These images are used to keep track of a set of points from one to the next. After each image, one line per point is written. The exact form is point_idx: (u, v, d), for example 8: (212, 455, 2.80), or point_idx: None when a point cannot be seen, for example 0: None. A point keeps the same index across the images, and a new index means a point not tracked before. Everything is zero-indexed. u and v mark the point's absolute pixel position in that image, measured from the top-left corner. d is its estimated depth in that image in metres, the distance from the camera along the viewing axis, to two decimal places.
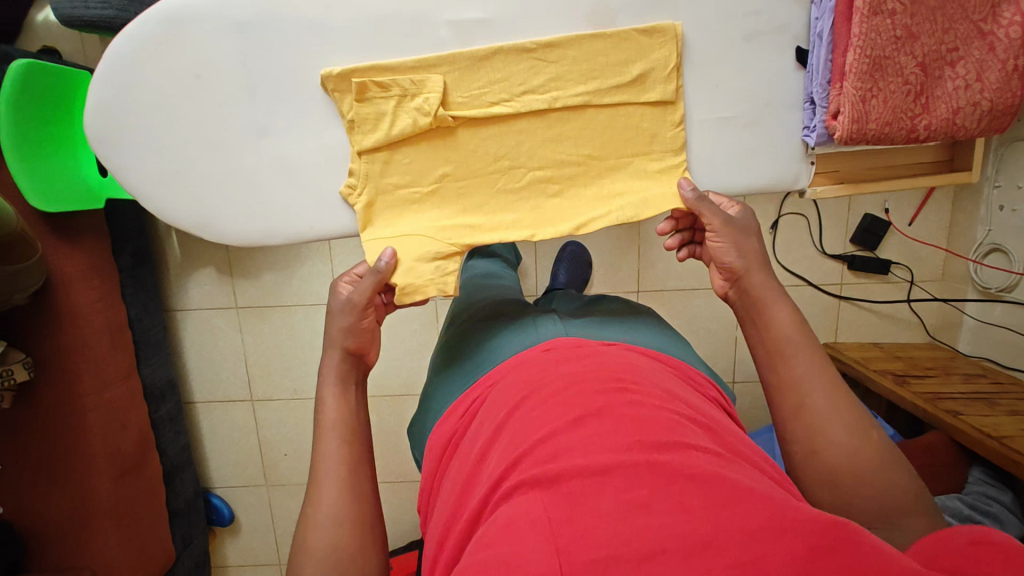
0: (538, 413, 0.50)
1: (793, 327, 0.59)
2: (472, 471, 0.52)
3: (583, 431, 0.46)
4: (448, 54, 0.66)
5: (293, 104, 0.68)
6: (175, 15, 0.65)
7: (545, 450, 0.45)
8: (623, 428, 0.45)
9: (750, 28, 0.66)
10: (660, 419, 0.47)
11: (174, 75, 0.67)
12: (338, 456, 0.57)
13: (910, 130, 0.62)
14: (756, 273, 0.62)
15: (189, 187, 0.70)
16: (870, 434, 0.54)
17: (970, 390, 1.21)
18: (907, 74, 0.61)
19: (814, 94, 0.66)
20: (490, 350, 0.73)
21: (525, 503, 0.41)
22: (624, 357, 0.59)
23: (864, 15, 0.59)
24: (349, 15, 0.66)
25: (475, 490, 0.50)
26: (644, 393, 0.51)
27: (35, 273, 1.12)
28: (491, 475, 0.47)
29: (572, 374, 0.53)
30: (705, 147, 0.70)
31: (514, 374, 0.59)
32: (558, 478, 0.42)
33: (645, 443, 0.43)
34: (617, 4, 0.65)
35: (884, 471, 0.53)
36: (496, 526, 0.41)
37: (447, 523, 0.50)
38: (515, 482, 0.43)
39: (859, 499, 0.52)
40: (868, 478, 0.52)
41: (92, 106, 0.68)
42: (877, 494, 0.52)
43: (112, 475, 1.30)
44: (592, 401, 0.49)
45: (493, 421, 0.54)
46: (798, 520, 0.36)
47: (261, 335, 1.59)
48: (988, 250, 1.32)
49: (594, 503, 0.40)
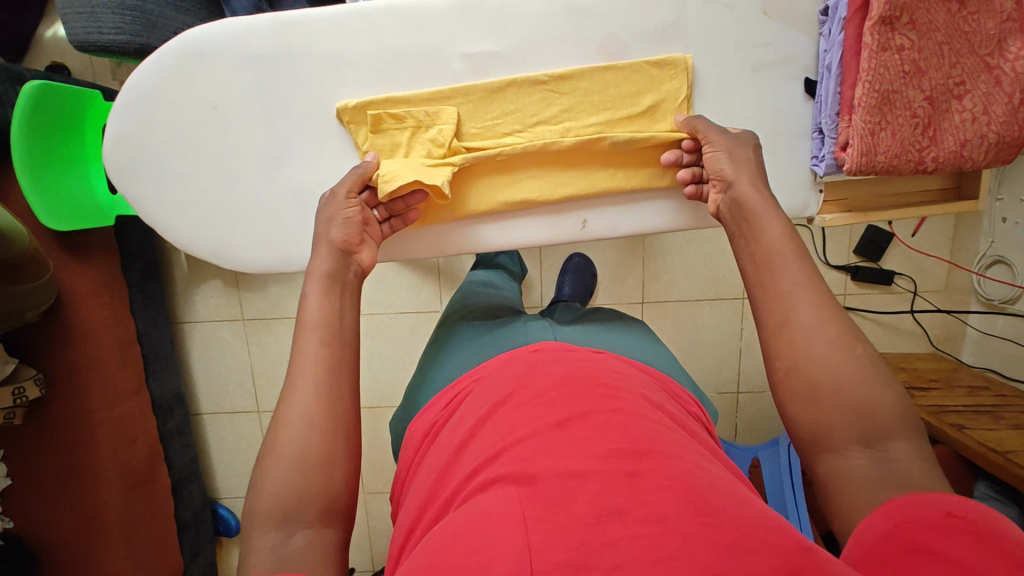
0: (520, 414, 0.51)
1: (783, 239, 0.53)
2: (449, 461, 0.53)
3: (566, 435, 0.46)
4: (462, 86, 0.67)
5: (310, 135, 0.69)
6: (194, 47, 0.66)
7: (524, 450, 0.45)
8: (605, 434, 0.45)
9: (760, 59, 0.67)
10: (642, 427, 0.47)
11: (191, 107, 0.68)
12: (317, 358, 0.51)
13: (918, 162, 0.63)
14: (744, 180, 0.58)
15: (205, 216, 0.71)
16: (857, 348, 0.46)
17: (972, 403, 1.22)
18: (914, 108, 0.62)
19: (823, 124, 0.67)
20: (480, 347, 0.77)
21: (495, 499, 0.41)
22: (612, 369, 0.59)
23: (873, 50, 0.60)
24: (366, 48, 0.67)
25: (449, 479, 0.51)
26: (628, 403, 0.51)
27: (47, 292, 1.13)
28: (466, 467, 0.48)
29: (559, 378, 0.54)
30: None
31: (500, 373, 0.61)
32: (536, 477, 0.42)
33: (625, 449, 0.43)
34: (628, 38, 0.66)
35: (869, 387, 0.44)
36: (464, 517, 0.40)
37: (418, 512, 0.51)
38: (493, 475, 0.43)
39: (832, 414, 0.44)
40: (848, 391, 0.44)
41: (111, 136, 0.69)
42: (859, 409, 0.43)
43: (122, 490, 1.30)
44: (576, 406, 0.49)
45: (476, 414, 0.56)
46: (770, 544, 0.35)
47: (268, 347, 1.60)
48: (992, 261, 1.32)
49: (570, 503, 0.39)
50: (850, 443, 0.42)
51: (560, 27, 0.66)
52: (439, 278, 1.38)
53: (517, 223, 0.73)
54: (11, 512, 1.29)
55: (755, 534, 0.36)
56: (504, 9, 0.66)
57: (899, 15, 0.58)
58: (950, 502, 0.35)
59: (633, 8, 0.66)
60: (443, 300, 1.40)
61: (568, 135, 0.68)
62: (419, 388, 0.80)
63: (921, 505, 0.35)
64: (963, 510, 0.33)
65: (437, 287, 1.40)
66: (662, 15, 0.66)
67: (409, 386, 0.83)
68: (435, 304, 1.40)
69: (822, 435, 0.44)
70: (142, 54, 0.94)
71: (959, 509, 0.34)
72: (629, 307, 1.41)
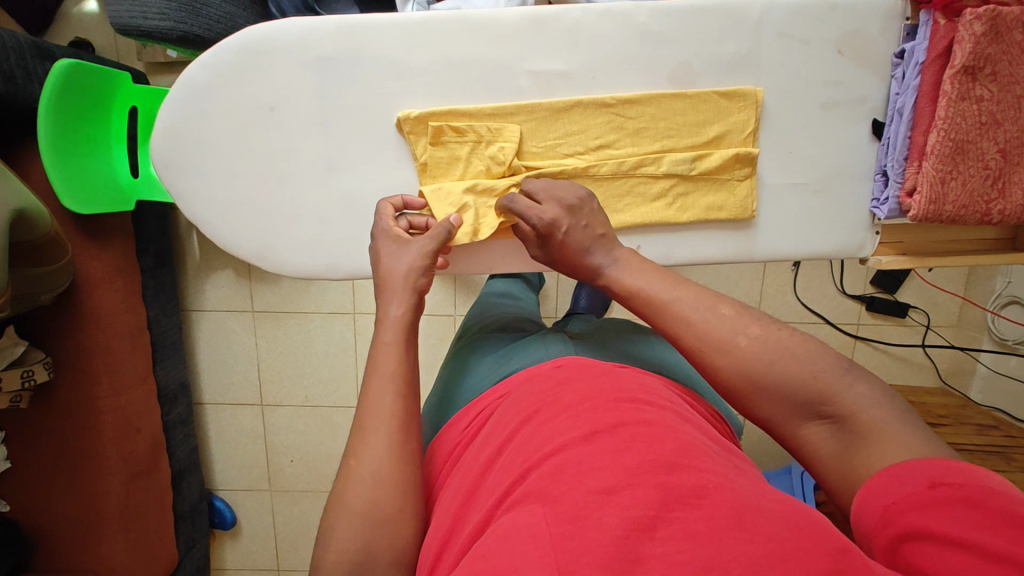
0: (548, 428, 0.49)
1: (645, 276, 0.54)
2: (477, 477, 0.50)
3: (594, 447, 0.45)
4: (527, 104, 0.66)
5: (367, 143, 0.68)
6: (254, 43, 0.64)
7: (553, 464, 0.44)
8: (634, 445, 0.44)
9: (829, 97, 0.67)
10: (675, 439, 0.45)
11: (247, 106, 0.66)
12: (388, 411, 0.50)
13: (984, 213, 0.63)
14: (567, 230, 0.59)
15: (249, 216, 0.69)
16: (752, 329, 0.47)
17: (982, 441, 1.22)
18: (987, 159, 0.61)
19: (888, 167, 0.67)
20: (503, 363, 0.71)
21: (522, 519, 0.40)
22: (639, 376, 0.57)
23: (952, 98, 0.59)
24: (429, 59, 0.65)
25: (480, 497, 0.48)
26: (659, 414, 0.49)
27: (63, 275, 1.10)
28: (498, 486, 0.46)
29: (586, 390, 0.53)
30: (774, 211, 0.70)
31: (527, 389, 0.58)
32: (562, 496, 0.41)
33: (657, 461, 0.42)
34: (699, 66, 0.66)
35: (791, 358, 0.44)
36: (491, 539, 0.40)
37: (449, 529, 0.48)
38: (523, 493, 0.43)
39: (776, 403, 0.44)
40: (780, 375, 0.44)
41: (160, 130, 0.66)
42: (794, 388, 0.43)
43: (124, 479, 1.27)
44: (603, 417, 0.48)
45: (501, 433, 0.53)
46: (805, 544, 0.35)
47: (275, 340, 1.57)
48: (1006, 302, 1.33)
49: (597, 518, 0.38)
50: (809, 418, 0.43)
51: (631, 52, 0.65)
52: (455, 283, 1.36)
53: None
54: (9, 495, 1.26)
55: (784, 539, 0.35)
56: (577, 29, 0.65)
57: (982, 65, 0.58)
58: (930, 468, 0.36)
59: (707, 37, 0.65)
60: (457, 304, 1.37)
61: (628, 161, 0.67)
62: (442, 402, 0.75)
63: (905, 476, 0.36)
64: (946, 477, 0.34)
65: (452, 291, 1.37)
66: (735, 46, 0.65)
67: (429, 401, 0.78)
68: (448, 308, 1.38)
69: (778, 420, 0.45)
70: (184, 41, 0.91)
71: (942, 475, 0.35)
72: None
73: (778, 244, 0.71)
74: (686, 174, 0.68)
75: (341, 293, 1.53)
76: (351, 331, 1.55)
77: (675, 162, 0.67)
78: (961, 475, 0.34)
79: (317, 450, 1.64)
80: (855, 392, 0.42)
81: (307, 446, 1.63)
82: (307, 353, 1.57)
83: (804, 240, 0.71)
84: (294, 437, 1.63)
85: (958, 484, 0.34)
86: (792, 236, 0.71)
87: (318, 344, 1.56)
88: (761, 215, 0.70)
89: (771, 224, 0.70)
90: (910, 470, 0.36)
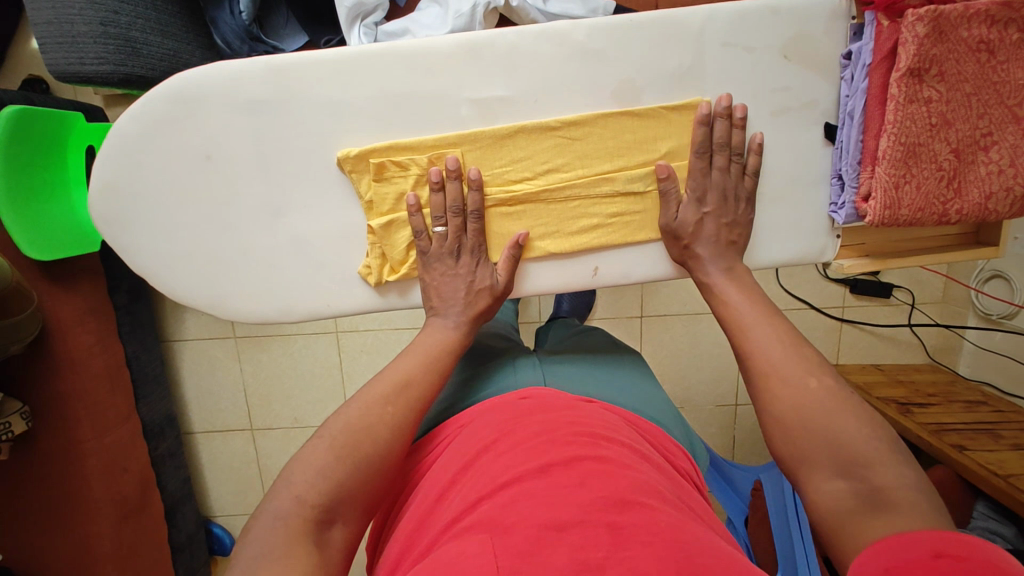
0: (504, 457, 0.48)
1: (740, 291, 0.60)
2: (429, 510, 0.49)
3: (548, 481, 0.44)
4: (470, 132, 0.64)
5: (309, 184, 0.66)
6: (183, 92, 0.63)
7: (506, 497, 0.43)
8: (587, 482, 0.43)
9: (779, 103, 0.65)
10: (629, 479, 0.44)
11: (182, 154, 0.64)
12: (315, 476, 0.47)
13: (941, 214, 0.61)
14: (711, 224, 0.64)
15: (197, 267, 0.68)
16: (826, 381, 0.50)
17: (972, 419, 1.21)
18: (941, 160, 0.60)
19: (843, 171, 0.65)
20: (469, 390, 0.71)
21: (469, 547, 0.39)
22: (602, 414, 0.56)
23: (900, 102, 0.58)
24: (367, 92, 0.63)
25: (429, 529, 0.47)
26: (617, 452, 0.49)
27: (32, 323, 1.08)
28: (446, 518, 0.45)
29: (545, 423, 0.52)
30: (770, 217, 0.68)
31: (486, 417, 0.57)
32: (512, 527, 0.39)
33: (610, 499, 0.41)
34: (643, 81, 0.64)
35: (849, 420, 0.47)
36: (437, 566, 0.38)
37: (396, 562, 0.47)
38: (472, 523, 0.41)
39: (811, 450, 0.47)
40: (822, 423, 0.47)
41: (96, 188, 0.65)
42: (834, 441, 0.46)
43: (115, 519, 1.26)
44: (560, 450, 0.47)
45: (457, 462, 0.52)
46: None
47: (260, 365, 1.56)
48: (989, 276, 1.30)
49: (545, 554, 0.37)
50: (836, 473, 0.45)
51: (573, 71, 0.63)
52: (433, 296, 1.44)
53: (547, 266, 0.70)
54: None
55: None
56: (515, 51, 0.63)
57: (928, 66, 0.57)
58: (940, 541, 0.33)
59: (649, 52, 0.63)
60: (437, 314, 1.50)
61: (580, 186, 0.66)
62: None
63: (917, 548, 0.34)
64: (950, 548, 0.32)
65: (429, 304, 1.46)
66: (679, 59, 0.63)
67: None
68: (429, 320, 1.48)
69: (806, 471, 0.47)
70: (126, 81, 0.89)
71: (946, 547, 0.32)
72: (629, 323, 1.37)
73: (761, 251, 0.69)
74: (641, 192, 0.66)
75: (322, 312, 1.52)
76: (335, 350, 1.54)
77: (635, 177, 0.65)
78: (967, 548, 0.32)
79: None
80: (896, 471, 0.43)
81: None
82: (293, 375, 1.55)
83: (766, 250, 0.69)
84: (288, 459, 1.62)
85: (962, 557, 0.31)
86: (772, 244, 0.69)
87: (303, 365, 1.55)
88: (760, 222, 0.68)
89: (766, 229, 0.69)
90: (922, 543, 0.35)
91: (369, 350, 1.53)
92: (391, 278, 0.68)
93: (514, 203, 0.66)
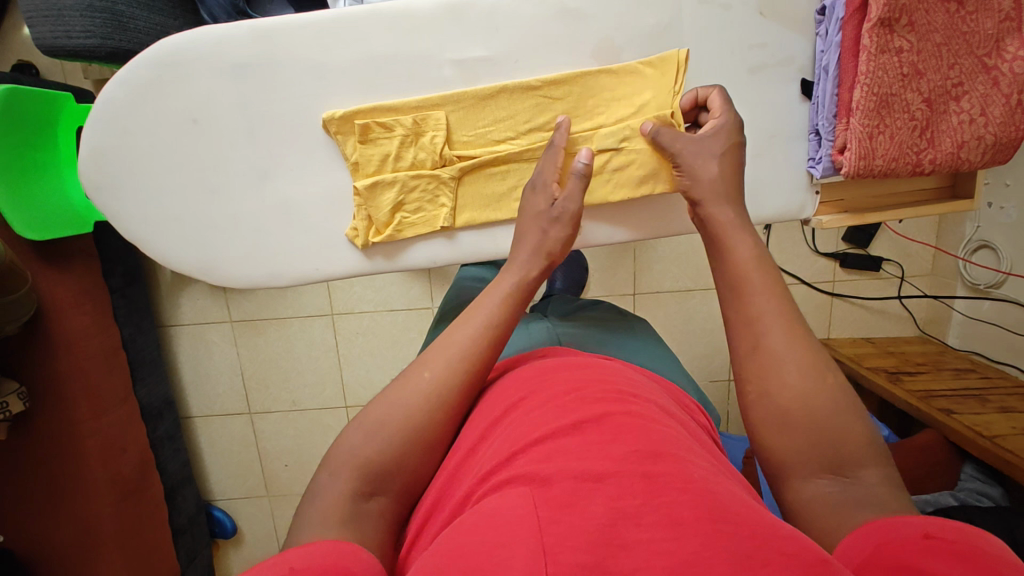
0: (536, 414, 0.49)
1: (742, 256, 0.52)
2: (458, 464, 0.50)
3: (581, 437, 0.44)
4: (453, 93, 0.65)
5: (298, 147, 0.67)
6: (172, 57, 0.64)
7: (540, 452, 0.43)
8: (619, 436, 0.43)
9: (756, 60, 0.66)
10: (658, 432, 0.44)
11: (170, 120, 0.65)
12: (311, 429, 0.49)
13: (915, 164, 0.63)
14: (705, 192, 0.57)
15: (190, 231, 0.69)
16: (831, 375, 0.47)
17: (959, 386, 1.23)
18: (913, 111, 0.61)
19: (820, 126, 0.66)
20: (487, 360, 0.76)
21: (510, 499, 0.39)
22: (628, 373, 0.56)
23: (871, 53, 0.59)
24: (351, 56, 0.64)
25: (460, 481, 0.48)
26: (644, 407, 0.49)
27: (26, 304, 1.08)
28: (478, 473, 0.45)
29: (573, 380, 0.52)
30: (760, 172, 0.70)
31: (511, 379, 0.58)
32: (551, 479, 0.40)
33: (643, 451, 0.41)
34: (622, 40, 0.65)
35: (844, 422, 0.45)
36: (477, 518, 0.39)
37: (427, 513, 0.48)
38: (508, 477, 0.42)
39: (798, 446, 0.45)
40: (817, 423, 0.45)
41: (87, 153, 0.66)
42: (830, 442, 0.44)
43: (113, 499, 1.27)
44: (590, 406, 0.47)
45: (487, 418, 0.53)
46: (791, 549, 0.33)
47: (257, 349, 1.57)
48: (976, 246, 1.31)
49: (584, 504, 0.37)
50: (819, 472, 0.44)
51: (554, 31, 0.64)
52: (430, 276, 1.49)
53: None
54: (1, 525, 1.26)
55: (772, 541, 0.34)
56: (497, 13, 0.64)
57: (898, 16, 0.57)
58: (930, 524, 0.36)
59: (627, 10, 0.64)
60: (432, 296, 1.52)
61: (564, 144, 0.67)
62: None
63: (905, 527, 0.36)
64: (940, 531, 0.34)
65: (427, 284, 1.51)
66: (657, 16, 0.64)
67: None
68: (425, 301, 1.52)
69: (787, 467, 0.45)
70: (115, 57, 0.89)
71: (937, 530, 0.35)
72: (622, 299, 1.39)
73: None
74: (617, 150, 0.67)
75: (317, 295, 1.52)
76: (331, 332, 1.55)
77: (605, 134, 0.66)
78: (955, 534, 0.34)
79: (310, 453, 1.65)
80: (878, 475, 0.43)
81: (301, 449, 1.64)
82: (291, 358, 1.57)
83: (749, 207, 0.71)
84: (287, 442, 1.64)
85: (951, 540, 0.34)
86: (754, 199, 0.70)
87: (300, 348, 1.56)
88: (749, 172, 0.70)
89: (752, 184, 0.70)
90: (907, 524, 0.37)
91: (365, 332, 1.55)
92: (378, 240, 0.69)
93: (492, 163, 0.67)
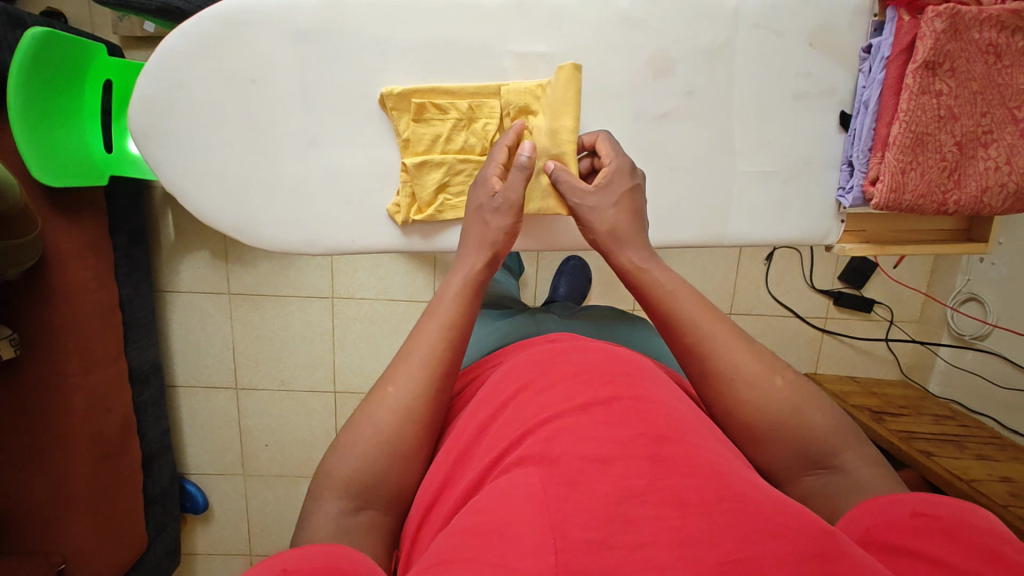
0: (543, 396, 0.49)
1: (679, 288, 0.53)
2: (468, 441, 0.49)
3: (589, 419, 0.44)
4: (510, 84, 0.67)
5: (348, 119, 0.68)
6: (235, 15, 0.64)
7: (546, 432, 0.44)
8: (626, 419, 0.43)
9: (799, 88, 0.69)
10: (667, 414, 0.45)
11: (226, 78, 0.66)
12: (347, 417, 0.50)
13: (940, 204, 0.66)
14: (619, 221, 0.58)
15: (230, 188, 0.69)
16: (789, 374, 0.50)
17: (938, 431, 1.26)
18: (944, 152, 0.65)
19: (853, 158, 0.70)
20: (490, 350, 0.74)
21: (517, 480, 0.40)
22: (637, 358, 0.56)
23: (913, 92, 0.63)
24: (414, 37, 0.66)
25: (472, 459, 0.48)
26: (653, 389, 0.48)
27: (33, 249, 1.05)
28: (491, 450, 0.46)
29: (582, 360, 0.52)
30: (748, 199, 0.72)
31: (522, 357, 0.58)
32: (558, 459, 0.40)
33: (651, 435, 0.42)
34: (676, 54, 0.68)
35: (818, 418, 0.48)
36: (489, 497, 0.39)
37: (436, 493, 0.47)
38: (517, 457, 0.42)
39: (783, 453, 0.47)
40: (798, 432, 0.47)
41: (138, 98, 0.66)
42: (809, 446, 0.47)
43: (93, 460, 1.24)
44: (599, 389, 0.47)
45: (492, 406, 0.52)
46: (802, 525, 0.35)
47: (252, 324, 1.55)
48: (965, 298, 1.36)
49: (591, 483, 0.38)
50: (806, 472, 0.47)
51: (613, 37, 0.67)
52: (434, 271, 1.50)
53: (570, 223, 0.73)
54: None
55: (775, 525, 0.35)
56: (560, 13, 0.66)
57: (942, 61, 0.62)
58: (914, 501, 0.38)
59: (684, 27, 0.67)
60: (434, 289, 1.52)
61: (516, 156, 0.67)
62: None
63: (892, 508, 0.38)
64: (929, 508, 0.37)
65: (430, 278, 1.52)
66: (711, 35, 0.67)
67: None
68: (427, 294, 1.53)
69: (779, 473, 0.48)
70: (162, 13, 0.89)
71: (927, 507, 0.37)
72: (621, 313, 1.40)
73: (745, 228, 0.73)
74: None
75: (320, 276, 1.52)
76: (329, 316, 1.54)
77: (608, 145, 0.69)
78: (944, 509, 0.36)
79: (291, 436, 1.63)
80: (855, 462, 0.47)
81: (283, 430, 1.62)
82: (284, 337, 1.55)
83: (772, 227, 0.73)
84: (270, 421, 1.62)
85: (940, 517, 0.36)
86: (762, 221, 0.73)
87: (296, 329, 1.55)
88: (735, 200, 0.72)
89: (739, 208, 0.73)
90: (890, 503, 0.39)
91: (363, 319, 1.54)
92: (418, 219, 0.70)
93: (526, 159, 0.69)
